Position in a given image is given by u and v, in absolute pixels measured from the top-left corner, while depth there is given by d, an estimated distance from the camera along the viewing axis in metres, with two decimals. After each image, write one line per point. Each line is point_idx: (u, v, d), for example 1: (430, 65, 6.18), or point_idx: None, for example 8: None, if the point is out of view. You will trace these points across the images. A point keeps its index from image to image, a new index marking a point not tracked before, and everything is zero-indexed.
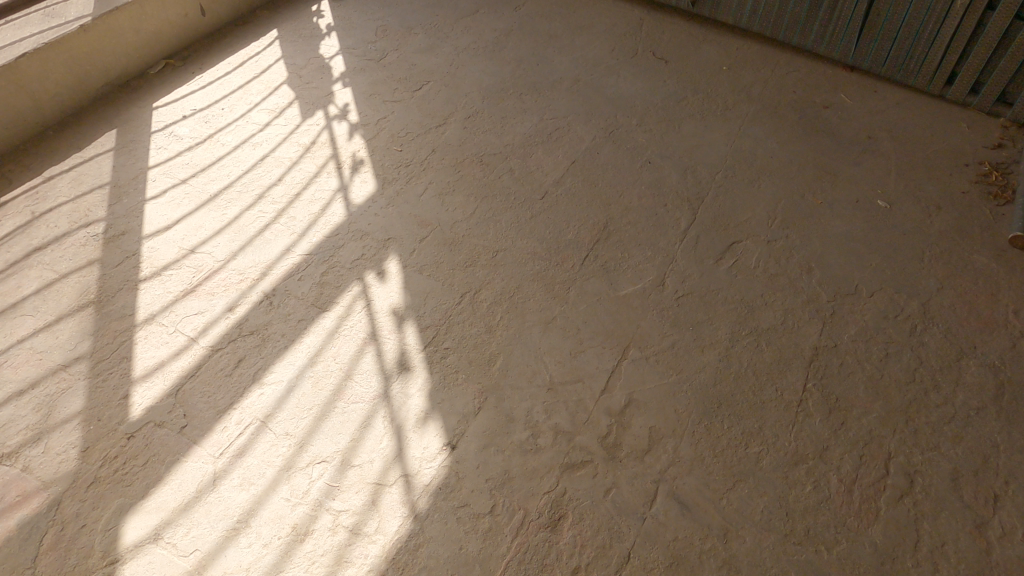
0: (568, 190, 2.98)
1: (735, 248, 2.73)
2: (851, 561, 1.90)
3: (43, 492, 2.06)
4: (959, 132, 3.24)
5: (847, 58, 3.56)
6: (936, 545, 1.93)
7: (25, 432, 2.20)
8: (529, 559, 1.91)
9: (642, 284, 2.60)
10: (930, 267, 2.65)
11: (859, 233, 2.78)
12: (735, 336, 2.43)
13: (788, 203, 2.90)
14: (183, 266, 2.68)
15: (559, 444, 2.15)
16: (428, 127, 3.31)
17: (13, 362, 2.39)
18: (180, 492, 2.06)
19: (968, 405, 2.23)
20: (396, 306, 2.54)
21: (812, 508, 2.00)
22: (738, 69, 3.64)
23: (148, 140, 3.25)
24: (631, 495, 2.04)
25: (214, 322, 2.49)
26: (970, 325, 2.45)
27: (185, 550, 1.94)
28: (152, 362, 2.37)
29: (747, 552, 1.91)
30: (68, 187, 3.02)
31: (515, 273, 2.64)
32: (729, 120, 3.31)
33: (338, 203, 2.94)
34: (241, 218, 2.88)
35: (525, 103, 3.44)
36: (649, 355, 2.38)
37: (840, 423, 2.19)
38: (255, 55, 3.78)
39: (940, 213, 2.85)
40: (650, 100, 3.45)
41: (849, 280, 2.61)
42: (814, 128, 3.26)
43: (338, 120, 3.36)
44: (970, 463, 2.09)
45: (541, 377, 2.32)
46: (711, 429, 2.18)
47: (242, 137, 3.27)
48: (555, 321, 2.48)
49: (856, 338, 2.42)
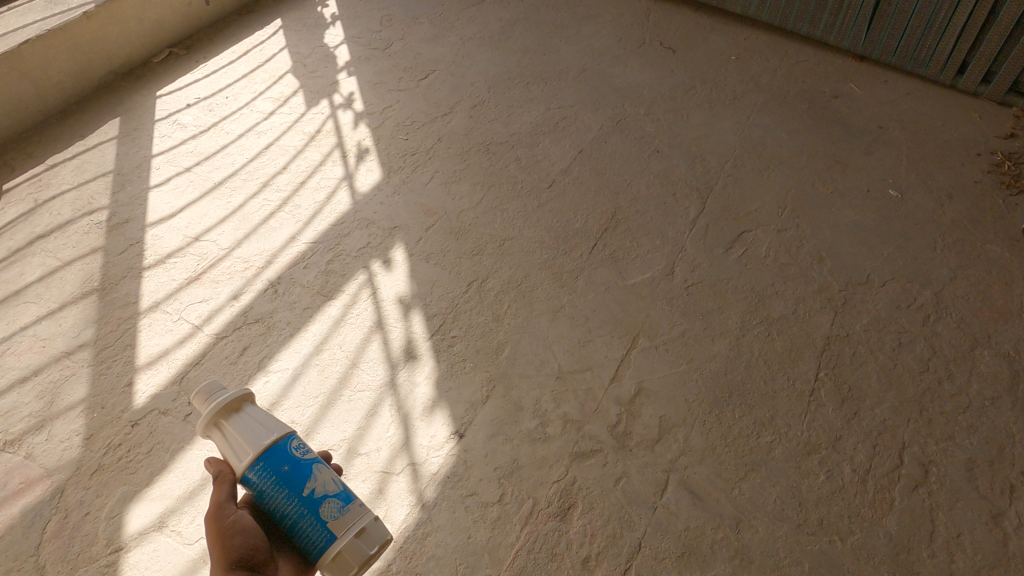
0: (576, 178, 2.95)
1: (745, 237, 2.69)
2: (866, 552, 1.86)
3: (47, 479, 2.03)
4: (972, 122, 3.20)
5: (857, 48, 3.55)
6: (952, 535, 1.89)
7: (28, 420, 2.17)
8: (538, 548, 1.88)
9: (650, 273, 2.57)
10: (942, 256, 2.61)
11: (871, 223, 2.75)
12: (745, 325, 2.40)
13: (799, 193, 2.87)
14: (188, 254, 2.66)
15: (569, 433, 2.12)
16: (434, 116, 3.28)
17: (17, 349, 2.36)
18: (186, 479, 2.02)
19: (983, 395, 2.20)
20: (402, 295, 2.50)
21: (825, 499, 1.97)
22: (747, 58, 3.61)
23: (152, 128, 3.22)
24: (642, 485, 2.01)
25: (219, 310, 2.46)
26: (984, 315, 2.42)
27: (190, 538, 1.90)
28: (156, 350, 2.34)
29: (760, 542, 1.88)
30: (71, 175, 2.99)
31: (522, 261, 2.61)
32: (738, 110, 3.27)
33: (343, 191, 2.91)
34: (246, 206, 2.85)
35: (532, 92, 3.41)
36: (658, 344, 2.35)
37: (853, 412, 2.16)
38: (259, 44, 3.75)
39: (952, 203, 2.81)
40: (658, 89, 3.41)
41: (860, 269, 2.58)
42: (824, 118, 3.22)
43: (343, 109, 3.33)
44: (985, 454, 2.06)
45: (549, 366, 2.29)
46: (722, 418, 2.15)
47: (247, 125, 3.24)
48: (564, 309, 2.46)
49: (868, 328, 2.39)
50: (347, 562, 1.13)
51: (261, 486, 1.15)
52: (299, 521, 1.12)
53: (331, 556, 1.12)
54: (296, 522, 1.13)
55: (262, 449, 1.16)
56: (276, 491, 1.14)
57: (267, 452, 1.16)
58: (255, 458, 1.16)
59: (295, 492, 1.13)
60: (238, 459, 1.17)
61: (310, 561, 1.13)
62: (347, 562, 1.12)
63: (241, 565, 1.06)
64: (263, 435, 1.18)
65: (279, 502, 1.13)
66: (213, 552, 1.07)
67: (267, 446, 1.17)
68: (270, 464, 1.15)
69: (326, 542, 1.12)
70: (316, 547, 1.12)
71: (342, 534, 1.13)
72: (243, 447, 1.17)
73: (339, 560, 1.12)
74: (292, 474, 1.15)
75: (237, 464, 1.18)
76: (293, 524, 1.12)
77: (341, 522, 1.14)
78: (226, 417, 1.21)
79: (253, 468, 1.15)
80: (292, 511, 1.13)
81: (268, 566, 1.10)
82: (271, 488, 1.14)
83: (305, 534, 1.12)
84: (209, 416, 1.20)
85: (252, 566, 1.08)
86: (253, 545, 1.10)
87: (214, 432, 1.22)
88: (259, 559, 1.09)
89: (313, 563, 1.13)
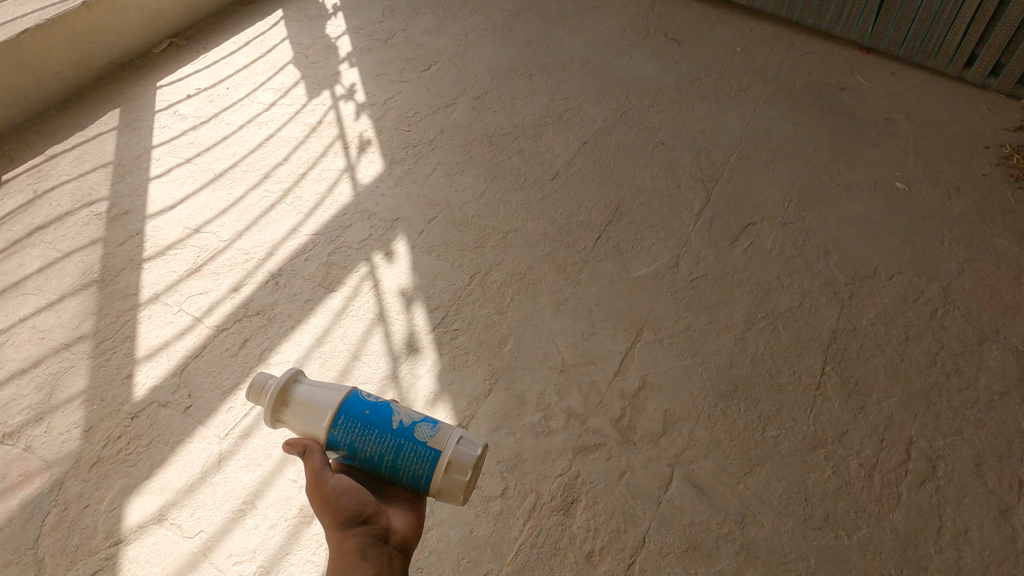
0: (580, 170, 2.92)
1: (750, 230, 2.67)
2: (873, 547, 1.84)
3: (46, 472, 2.01)
4: (980, 114, 3.16)
5: (864, 40, 3.52)
6: (960, 531, 1.87)
7: (27, 412, 2.16)
8: (541, 543, 1.86)
9: (655, 266, 2.55)
10: (950, 249, 2.59)
11: (878, 216, 2.72)
12: (751, 319, 2.37)
13: (805, 185, 2.84)
14: (188, 245, 2.63)
15: (572, 426, 2.10)
16: (437, 107, 3.25)
17: (15, 340, 2.35)
18: (186, 472, 2.01)
19: (991, 389, 2.17)
20: (404, 287, 2.48)
21: (832, 494, 1.94)
22: (752, 49, 3.57)
23: (152, 119, 3.20)
24: (646, 479, 1.98)
25: (219, 302, 2.44)
26: (993, 309, 2.39)
27: (190, 531, 1.88)
28: (156, 342, 2.33)
29: (765, 537, 1.86)
30: (71, 165, 2.96)
31: (525, 254, 2.59)
32: (743, 102, 3.24)
33: (345, 183, 2.89)
34: (247, 197, 2.83)
35: (535, 83, 3.38)
36: (662, 337, 2.33)
37: (860, 407, 2.14)
38: (260, 35, 3.72)
39: (960, 196, 2.78)
40: (663, 81, 3.38)
41: (867, 262, 2.55)
42: (830, 110, 3.19)
43: (345, 100, 3.30)
44: (994, 449, 2.04)
45: (553, 359, 2.27)
46: (727, 412, 2.13)
47: (248, 117, 3.22)
48: (567, 302, 2.43)
49: (875, 321, 2.36)
50: (462, 471, 1.10)
51: (350, 438, 1.13)
52: (400, 452, 1.11)
53: (444, 468, 1.10)
54: (398, 453, 1.11)
55: (337, 403, 1.14)
56: (366, 435, 1.12)
57: (344, 406, 1.15)
58: (334, 413, 1.14)
59: (386, 428, 1.12)
60: (318, 427, 1.14)
61: (424, 489, 1.11)
62: (462, 468, 1.10)
63: (355, 516, 0.98)
64: (332, 394, 1.16)
65: (374, 444, 1.12)
66: (325, 521, 0.99)
67: (340, 400, 1.15)
68: (350, 413, 1.13)
69: (435, 458, 1.10)
70: (426, 468, 1.10)
71: (446, 446, 1.11)
72: (319, 411, 1.15)
73: (453, 471, 1.10)
74: (375, 416, 1.14)
75: (317, 431, 1.14)
76: (396, 457, 1.10)
77: (440, 436, 1.12)
78: (287, 394, 1.16)
79: (335, 425, 1.13)
80: (390, 445, 1.11)
81: (384, 516, 1.00)
82: (361, 434, 1.12)
83: (410, 460, 1.10)
84: (270, 400, 1.15)
85: (366, 522, 0.98)
86: (361, 500, 1.01)
87: (284, 416, 1.17)
88: (371, 512, 0.99)
89: (429, 488, 1.10)
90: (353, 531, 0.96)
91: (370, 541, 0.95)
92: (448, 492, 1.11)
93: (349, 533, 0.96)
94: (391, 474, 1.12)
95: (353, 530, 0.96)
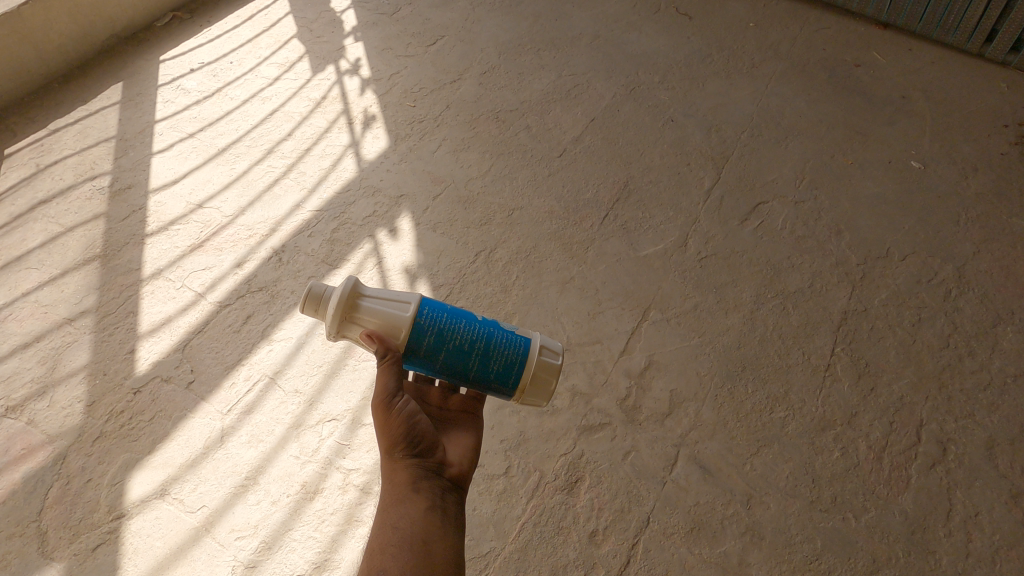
0: (587, 147, 2.87)
1: (761, 209, 2.61)
2: (880, 530, 1.82)
3: (49, 446, 2.01)
4: (1000, 91, 3.08)
5: (881, 16, 3.46)
6: (970, 514, 1.84)
7: (30, 385, 2.15)
8: (545, 522, 1.85)
9: (663, 244, 2.50)
10: (965, 230, 2.53)
11: (892, 195, 2.66)
12: (760, 298, 2.33)
13: (818, 163, 2.78)
14: (191, 220, 2.61)
15: (577, 406, 2.07)
16: (442, 82, 3.20)
17: (19, 315, 2.34)
18: (188, 448, 2.00)
19: (1005, 372, 2.13)
20: (408, 264, 2.45)
21: (839, 476, 1.92)
22: (766, 25, 3.49)
23: (155, 93, 3.16)
24: (651, 459, 1.96)
25: (222, 278, 2.42)
26: (1008, 291, 2.34)
27: (192, 506, 1.88)
28: (159, 317, 2.31)
29: (771, 518, 1.84)
30: (73, 139, 2.94)
31: (531, 232, 2.55)
32: (756, 78, 3.17)
33: (349, 159, 2.85)
34: (250, 172, 2.80)
35: (543, 58, 3.32)
36: (670, 317, 2.29)
37: (870, 388, 2.10)
38: (265, 9, 3.67)
39: (977, 175, 2.72)
40: (673, 57, 3.31)
41: (880, 242, 2.50)
42: (844, 87, 3.11)
43: (350, 75, 3.25)
44: (1006, 432, 2.00)
45: (558, 338, 2.24)
46: (735, 393, 2.10)
47: (252, 91, 3.17)
48: (574, 281, 2.40)
49: (887, 302, 2.32)
50: (550, 353, 1.37)
51: (438, 327, 1.29)
52: (494, 336, 1.33)
53: (536, 350, 1.35)
54: (492, 338, 1.33)
55: (421, 297, 1.31)
56: (457, 325, 1.31)
57: (427, 299, 1.31)
58: (419, 305, 1.29)
59: (476, 318, 1.34)
60: (398, 320, 1.28)
61: (515, 373, 1.33)
62: (550, 353, 1.37)
63: (412, 448, 1.21)
64: (408, 293, 1.31)
65: (466, 332, 1.31)
66: (385, 442, 1.21)
67: (420, 296, 1.31)
68: (437, 306, 1.31)
69: (525, 343, 1.35)
70: (520, 352, 1.34)
71: (533, 335, 1.37)
72: (397, 307, 1.29)
73: (543, 356, 1.36)
74: (458, 310, 1.33)
75: (399, 324, 1.28)
76: (490, 343, 1.32)
77: (523, 329, 1.38)
78: (359, 297, 1.29)
79: (422, 313, 1.29)
80: (484, 331, 1.33)
81: (437, 452, 1.24)
82: (449, 323, 1.30)
83: (503, 343, 1.33)
84: (342, 304, 1.27)
85: (420, 455, 1.21)
86: (420, 431, 1.23)
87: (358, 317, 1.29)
88: (426, 447, 1.22)
89: (522, 368, 1.33)
90: (407, 462, 1.20)
91: (422, 476, 1.19)
92: (541, 373, 1.35)
93: (403, 463, 1.20)
94: (482, 359, 1.32)
95: (407, 462, 1.19)
